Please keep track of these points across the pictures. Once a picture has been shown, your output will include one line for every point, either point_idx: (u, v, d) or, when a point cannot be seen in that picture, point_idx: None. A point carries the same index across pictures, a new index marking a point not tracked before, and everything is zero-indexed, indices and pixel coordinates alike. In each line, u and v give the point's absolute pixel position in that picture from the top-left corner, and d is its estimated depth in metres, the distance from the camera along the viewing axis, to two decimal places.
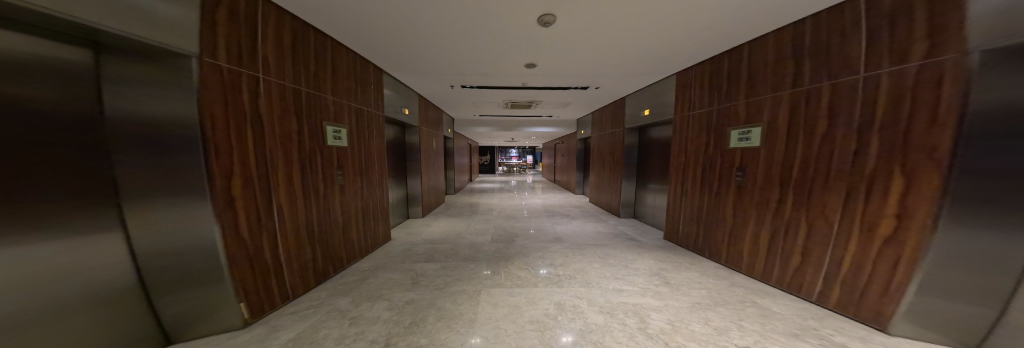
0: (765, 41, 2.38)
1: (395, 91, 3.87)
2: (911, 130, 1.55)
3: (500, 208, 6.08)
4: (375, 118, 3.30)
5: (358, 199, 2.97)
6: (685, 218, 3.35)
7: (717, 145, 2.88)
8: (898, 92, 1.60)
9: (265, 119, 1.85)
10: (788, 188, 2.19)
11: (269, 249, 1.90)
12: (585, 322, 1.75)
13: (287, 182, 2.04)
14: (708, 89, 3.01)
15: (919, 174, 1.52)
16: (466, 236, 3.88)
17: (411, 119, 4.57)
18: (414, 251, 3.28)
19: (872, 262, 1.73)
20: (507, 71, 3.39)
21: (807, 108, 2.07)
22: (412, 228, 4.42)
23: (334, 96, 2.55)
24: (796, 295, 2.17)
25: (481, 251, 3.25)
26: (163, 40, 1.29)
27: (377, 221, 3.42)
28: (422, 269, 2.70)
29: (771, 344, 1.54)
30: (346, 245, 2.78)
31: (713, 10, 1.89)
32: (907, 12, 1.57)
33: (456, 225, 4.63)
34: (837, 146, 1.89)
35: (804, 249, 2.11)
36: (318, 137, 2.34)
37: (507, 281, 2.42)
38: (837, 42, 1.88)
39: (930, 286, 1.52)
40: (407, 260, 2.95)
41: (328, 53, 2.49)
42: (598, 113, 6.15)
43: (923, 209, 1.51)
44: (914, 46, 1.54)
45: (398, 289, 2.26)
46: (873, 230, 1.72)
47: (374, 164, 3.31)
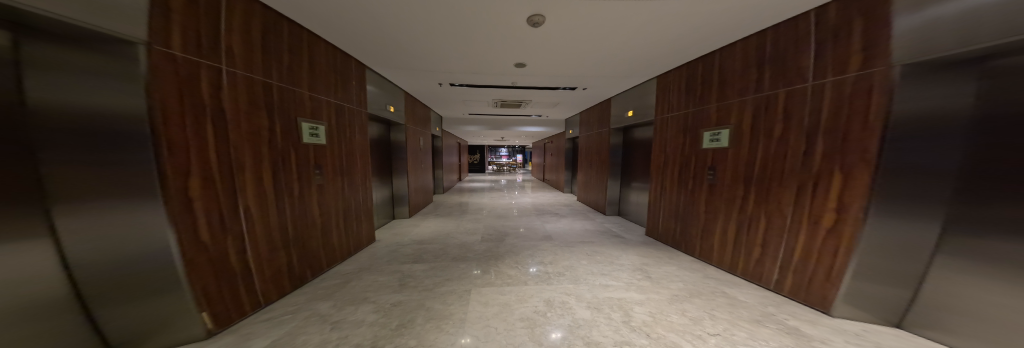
0: (733, 49, 2.54)
1: (380, 87, 3.74)
2: (849, 134, 1.72)
3: (490, 208, 6.04)
4: (357, 115, 3.17)
5: (338, 199, 2.84)
6: (664, 215, 3.50)
7: (692, 146, 3.03)
8: (839, 100, 1.77)
9: (230, 114, 1.72)
10: (751, 185, 2.36)
11: (235, 252, 1.78)
12: (573, 318, 1.79)
13: (257, 182, 1.91)
14: (685, 92, 3.16)
15: (854, 173, 1.70)
16: (455, 236, 3.83)
17: (398, 117, 4.43)
18: (400, 252, 3.19)
19: (818, 252, 1.90)
20: (496, 70, 3.37)
21: (767, 113, 2.23)
22: (399, 229, 4.30)
23: (310, 91, 2.42)
24: (757, 283, 2.34)
25: (471, 251, 3.23)
26: (113, 27, 1.19)
27: (360, 222, 3.29)
28: (411, 270, 2.64)
29: (738, 330, 1.66)
30: (324, 247, 2.65)
31: (688, 15, 1.98)
32: (847, 26, 1.74)
33: (446, 224, 4.56)
34: (791, 147, 2.06)
35: (764, 241, 2.28)
36: (293, 135, 2.21)
37: (496, 279, 2.42)
38: (793, 52, 2.05)
39: (863, 271, 1.71)
40: (393, 261, 2.88)
41: (305, 47, 2.36)
42: (585, 113, 6.29)
43: (857, 203, 1.70)
44: (852, 57, 1.71)
45: (384, 291, 2.19)
46: (817, 223, 1.90)
47: (356, 163, 3.17)
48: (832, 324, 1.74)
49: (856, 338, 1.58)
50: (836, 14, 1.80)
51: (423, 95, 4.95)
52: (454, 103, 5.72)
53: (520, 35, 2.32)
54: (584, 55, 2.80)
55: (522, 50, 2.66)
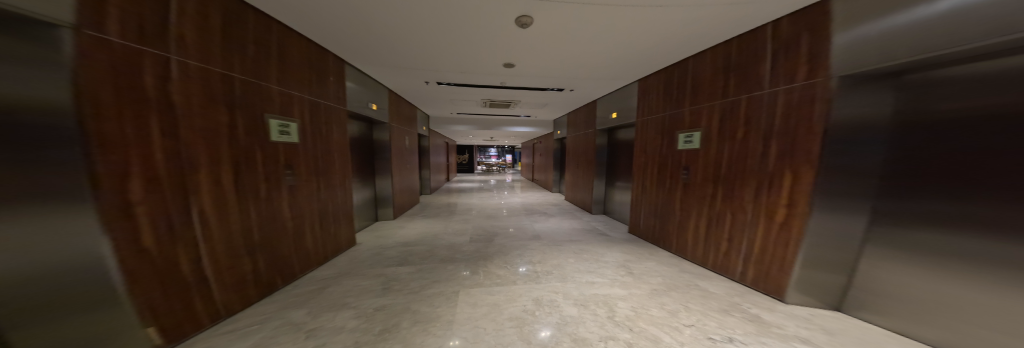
0: (703, 57, 2.70)
1: (361, 84, 3.59)
2: (797, 137, 1.91)
3: (479, 208, 6.00)
4: (336, 112, 3.03)
5: (312, 201, 2.68)
6: (646, 213, 3.64)
7: (668, 147, 3.19)
8: (790, 106, 1.95)
9: (181, 108, 1.56)
10: (719, 184, 2.53)
11: (189, 261, 1.61)
12: (561, 315, 1.82)
13: (214, 183, 1.75)
14: (663, 96, 3.32)
15: (802, 172, 1.89)
16: (443, 237, 3.75)
17: (381, 115, 4.28)
18: (384, 255, 3.08)
19: (774, 245, 2.08)
20: (484, 69, 3.33)
21: (732, 117, 2.40)
22: (384, 231, 4.14)
23: (280, 86, 2.27)
24: (725, 275, 2.51)
25: (459, 251, 3.18)
26: (38, 7, 1.04)
27: (338, 225, 3.14)
28: (396, 273, 2.55)
29: (710, 321, 1.76)
30: (298, 251, 2.49)
31: (663, 24, 2.09)
32: (796, 40, 1.93)
33: (434, 225, 4.46)
34: (750, 148, 2.23)
35: (730, 237, 2.44)
36: (259, 131, 2.06)
37: (485, 280, 2.40)
38: (753, 61, 2.23)
39: (809, 260, 1.90)
40: (376, 265, 2.77)
41: (274, 39, 2.21)
42: (572, 115, 6.42)
43: (803, 199, 1.88)
44: (802, 68, 1.89)
45: (366, 296, 2.11)
46: (772, 218, 2.08)
47: (334, 162, 3.01)
48: (787, 311, 1.91)
49: (806, 323, 1.75)
50: (788, 28, 1.99)
51: (408, 93, 4.81)
52: (441, 102, 5.62)
53: (505, 35, 2.31)
54: (568, 56, 2.85)
55: (507, 50, 2.65)
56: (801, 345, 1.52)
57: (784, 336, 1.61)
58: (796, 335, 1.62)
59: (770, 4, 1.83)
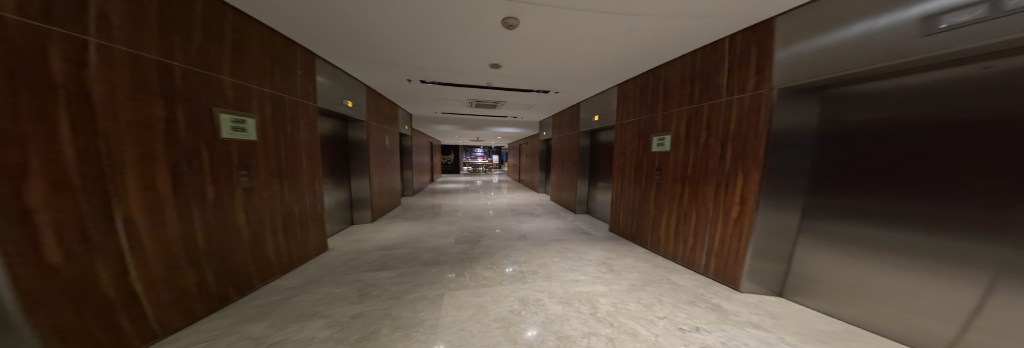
0: (672, 66, 2.90)
1: (334, 79, 3.37)
2: (747, 141, 2.13)
3: (465, 209, 5.90)
4: (303, 108, 2.82)
5: (274, 204, 2.45)
6: (624, 211, 3.81)
7: (643, 149, 3.38)
8: (743, 113, 2.16)
9: (104, 99, 1.32)
10: (685, 184, 2.73)
11: (111, 276, 1.37)
12: (546, 314, 1.84)
13: (144, 186, 1.50)
14: (639, 101, 3.50)
15: (751, 173, 2.11)
16: (426, 239, 3.64)
17: (357, 112, 4.05)
18: (361, 260, 2.92)
19: (730, 238, 2.29)
20: (468, 68, 3.27)
21: (696, 123, 2.60)
22: (362, 235, 3.92)
23: (232, 78, 2.04)
24: (691, 268, 2.69)
25: (444, 254, 3.10)
26: None
27: (307, 228, 2.92)
28: (375, 278, 2.43)
29: (680, 312, 1.88)
30: (254, 259, 2.27)
31: (637, 32, 2.22)
32: (747, 54, 2.15)
33: (417, 228, 4.31)
34: (710, 151, 2.44)
35: (696, 233, 2.62)
36: (204, 127, 1.84)
37: (472, 282, 2.36)
38: (712, 71, 2.44)
39: (758, 251, 2.14)
40: (353, 270, 2.61)
41: (228, 26, 2.01)
42: (557, 117, 6.55)
43: (752, 197, 2.11)
44: (753, 79, 2.09)
45: (341, 303, 1.98)
46: (728, 214, 2.29)
47: (300, 163, 2.79)
48: (742, 299, 2.10)
49: (756, 309, 1.94)
50: (740, 43, 2.20)
51: (388, 91, 4.61)
52: (425, 101, 5.45)
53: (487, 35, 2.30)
54: (550, 59, 2.90)
55: (490, 50, 2.64)
56: (753, 330, 1.68)
57: (739, 321, 1.77)
58: (749, 320, 1.78)
59: (729, 20, 2.00)
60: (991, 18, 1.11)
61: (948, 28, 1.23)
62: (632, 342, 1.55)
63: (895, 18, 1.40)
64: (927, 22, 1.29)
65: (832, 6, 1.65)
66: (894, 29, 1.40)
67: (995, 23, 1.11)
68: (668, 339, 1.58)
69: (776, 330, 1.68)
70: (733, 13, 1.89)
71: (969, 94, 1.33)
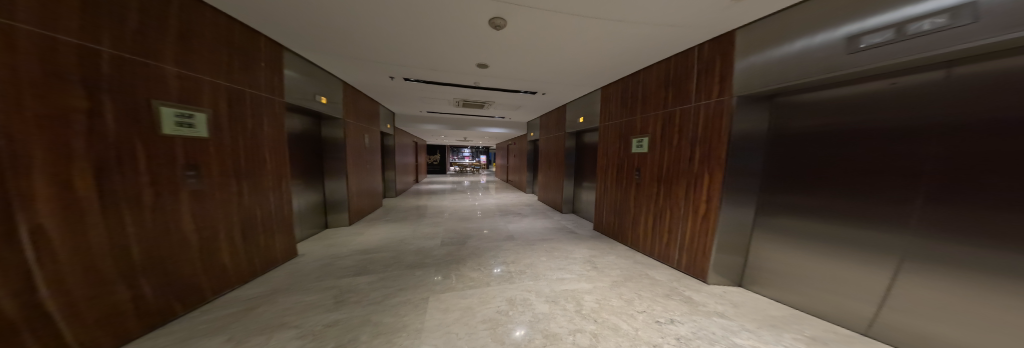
0: (649, 72, 3.07)
1: (305, 71, 3.14)
2: (712, 143, 2.30)
3: (451, 210, 5.78)
4: (267, 102, 2.59)
5: (230, 206, 2.21)
6: (607, 210, 3.95)
7: (624, 150, 3.54)
8: (708, 118, 2.34)
9: (3, 86, 1.09)
10: (660, 183, 2.89)
11: (12, 296, 1.14)
12: (534, 313, 1.85)
13: (60, 189, 1.28)
14: (620, 105, 3.66)
15: (715, 173, 2.28)
16: (410, 242, 3.50)
17: (332, 108, 3.80)
18: (337, 265, 2.74)
19: (698, 234, 2.46)
20: (455, 67, 3.22)
21: (670, 126, 2.77)
22: (339, 238, 3.68)
23: (178, 66, 1.81)
24: (665, 263, 2.85)
25: (429, 256, 3.01)
26: None
27: (271, 233, 2.68)
28: (353, 284, 2.29)
29: (657, 306, 1.99)
30: (206, 268, 2.03)
31: (615, 39, 2.33)
32: (712, 63, 2.33)
33: (401, 230, 4.12)
34: (681, 152, 2.62)
35: (670, 230, 2.79)
36: (144, 121, 1.61)
37: (458, 283, 2.31)
38: (682, 78, 2.62)
39: (721, 244, 2.32)
40: (327, 277, 2.43)
41: (172, 8, 1.78)
42: (544, 118, 6.62)
43: (716, 195, 2.28)
44: (718, 87, 2.27)
45: (313, 312, 1.84)
46: (696, 211, 2.46)
47: (263, 160, 2.55)
48: (710, 290, 2.26)
49: (721, 299, 2.10)
50: (705, 52, 2.39)
51: (367, 87, 4.37)
52: (408, 100, 5.26)
53: (471, 34, 2.28)
54: (534, 60, 2.93)
55: (474, 50, 2.62)
56: (719, 319, 1.82)
57: (707, 312, 1.91)
58: (716, 311, 1.93)
59: (697, 31, 2.15)
60: (898, 40, 1.34)
61: (866, 47, 1.45)
62: (615, 337, 1.60)
63: (824, 36, 1.63)
64: (849, 41, 1.52)
65: (780, 23, 1.86)
66: (825, 46, 1.62)
67: (901, 45, 1.34)
68: (647, 333, 1.65)
69: (738, 318, 1.83)
70: (702, 24, 2.02)
71: (883, 104, 1.58)
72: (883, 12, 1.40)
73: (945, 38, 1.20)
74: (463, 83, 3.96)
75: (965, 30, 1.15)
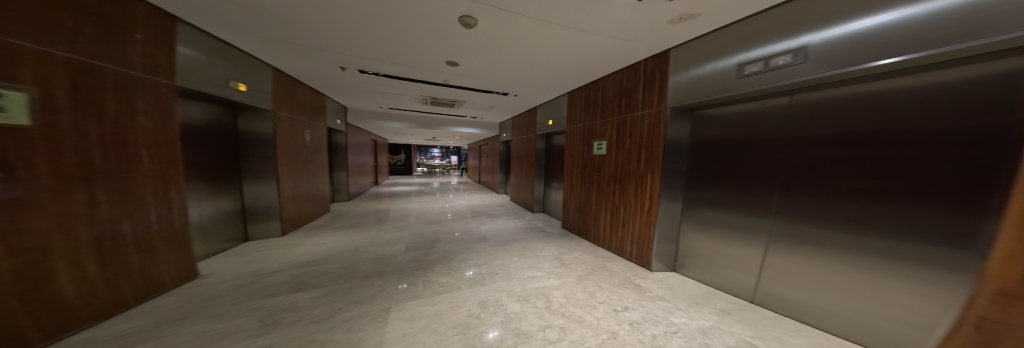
0: (607, 81, 3.39)
1: (207, 47, 2.49)
2: (653, 147, 2.66)
3: (418, 213, 5.37)
4: (142, 81, 1.96)
5: (71, 219, 1.58)
6: (574, 209, 4.17)
7: (586, 152, 3.83)
8: (652, 125, 2.70)
9: None
10: (617, 181, 3.20)
11: None
12: (506, 313, 1.83)
13: None
14: (582, 110, 3.95)
15: (655, 173, 2.64)
16: (367, 251, 3.07)
17: (253, 94, 3.10)
18: (260, 285, 2.21)
19: (645, 227, 2.79)
20: (422, 63, 3.04)
21: (623, 131, 3.10)
22: (266, 253, 3.01)
23: None
24: (621, 255, 3.15)
25: (391, 263, 2.72)
26: None
27: (148, 252, 2.01)
28: (290, 301, 1.93)
29: (614, 295, 2.17)
30: (26, 308, 1.41)
31: (574, 49, 2.52)
32: (654, 77, 2.68)
33: (354, 237, 3.61)
34: (632, 154, 2.95)
35: (624, 224, 3.09)
36: None
37: (425, 290, 2.15)
38: (632, 89, 2.96)
39: (663, 235, 2.69)
40: (250, 298, 1.98)
41: None
42: (516, 120, 6.71)
43: (655, 192, 2.63)
44: (657, 99, 2.63)
45: (229, 342, 1.46)
46: (644, 206, 2.79)
47: (137, 154, 1.93)
48: (653, 277, 2.58)
49: (662, 284, 2.43)
50: (649, 67, 2.74)
51: (306, 76, 3.73)
52: (361, 93, 4.70)
53: (432, 30, 2.18)
54: (500, 62, 2.96)
55: (436, 46, 2.52)
56: (660, 302, 2.08)
57: (652, 296, 2.18)
58: (659, 295, 2.21)
59: (642, 46, 2.46)
60: (766, 70, 1.81)
61: (748, 74, 1.91)
62: (580, 329, 1.69)
63: (723, 63, 2.09)
64: (738, 68, 1.98)
65: (694, 48, 2.29)
66: (724, 71, 2.07)
67: (767, 74, 1.81)
68: (608, 322, 1.78)
69: (674, 299, 2.14)
70: (646, 40, 2.32)
71: (762, 118, 2.08)
72: (756, 48, 1.88)
73: (790, 71, 1.68)
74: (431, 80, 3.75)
75: (801, 66, 1.63)
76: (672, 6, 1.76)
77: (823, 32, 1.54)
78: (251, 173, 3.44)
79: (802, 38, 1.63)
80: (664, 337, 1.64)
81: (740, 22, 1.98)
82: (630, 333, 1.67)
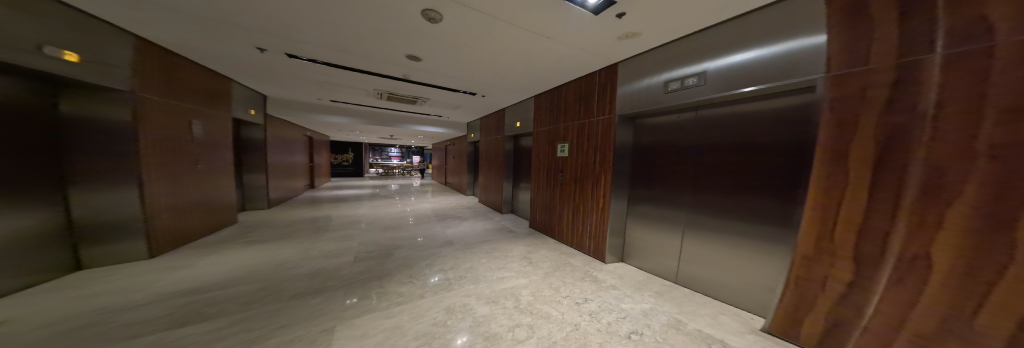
0: (566, 88, 3.58)
1: None
2: (604, 150, 2.96)
3: (372, 219, 4.79)
4: None
5: None
6: (540, 210, 4.27)
7: (549, 155, 3.99)
8: (604, 131, 2.97)
9: None
10: (576, 182, 3.43)
11: None
12: (474, 318, 1.79)
13: None
14: (545, 114, 4.08)
15: (606, 174, 2.96)
16: (303, 265, 2.63)
17: (82, 63, 2.11)
18: (101, 332, 1.52)
19: (600, 222, 3.07)
20: (375, 54, 2.73)
21: (580, 135, 3.32)
22: (119, 283, 2.13)
23: None
24: (580, 250, 3.38)
25: (335, 276, 2.40)
26: None
27: None
28: (170, 338, 1.48)
29: (575, 289, 2.29)
30: None
31: (535, 55, 2.60)
32: (605, 87, 2.96)
33: (276, 255, 2.91)
34: (587, 157, 3.21)
35: (583, 221, 3.33)
36: None
37: (382, 302, 1.97)
38: (587, 97, 3.21)
39: (614, 229, 2.99)
40: (95, 343, 1.42)
41: None
42: (484, 120, 6.59)
43: (605, 190, 2.97)
44: (610, 106, 2.90)
45: None
46: (599, 204, 3.06)
47: None
48: (605, 268, 2.85)
49: (613, 274, 2.69)
50: (601, 77, 3.00)
51: (190, 51, 2.82)
52: (284, 80, 3.83)
53: (386, 23, 2.06)
54: (461, 61, 2.86)
55: (391, 38, 2.34)
56: (613, 291, 2.29)
57: (607, 286, 2.38)
58: (612, 284, 2.43)
59: (597, 58, 2.68)
60: (682, 89, 2.19)
61: (671, 90, 2.28)
62: (547, 325, 1.73)
63: (654, 80, 2.44)
64: (664, 85, 2.35)
65: (632, 65, 2.64)
66: (654, 87, 2.43)
67: (682, 93, 2.20)
68: (571, 315, 1.87)
69: (623, 287, 2.38)
70: (601, 53, 2.53)
71: (684, 127, 2.50)
72: (675, 70, 2.26)
73: (696, 92, 2.09)
74: (389, 74, 3.42)
75: (703, 87, 2.04)
76: (621, 26, 1.97)
77: (716, 61, 1.96)
78: (89, 173, 2.41)
79: (702, 65, 2.05)
80: (617, 323, 1.79)
81: (663, 46, 2.35)
82: (589, 323, 1.78)
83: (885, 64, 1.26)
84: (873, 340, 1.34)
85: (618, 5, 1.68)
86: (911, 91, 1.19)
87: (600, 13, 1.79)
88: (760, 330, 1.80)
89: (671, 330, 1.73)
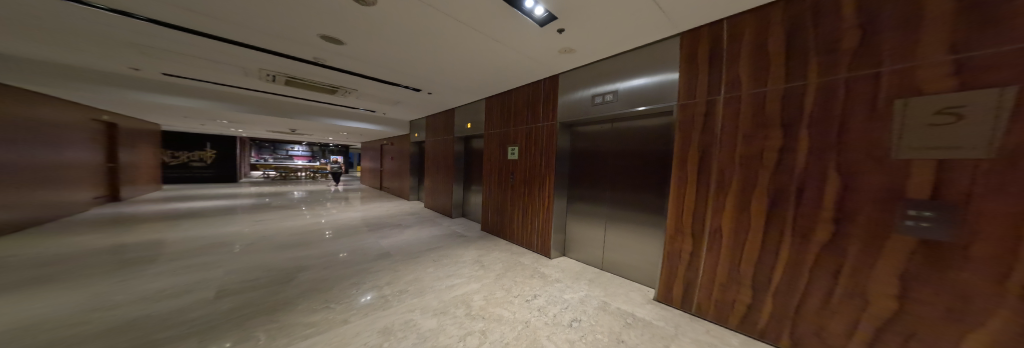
0: (516, 93, 3.78)
1: None
2: (548, 152, 3.27)
3: (262, 236, 3.46)
4: None
5: None
6: (491, 211, 4.24)
7: (499, 157, 4.07)
8: (547, 135, 3.28)
9: None
10: (525, 182, 3.59)
11: None
12: (419, 333, 1.52)
13: None
14: (496, 117, 4.17)
15: (549, 174, 3.25)
16: (104, 319, 1.57)
17: None
18: None
19: (545, 220, 3.30)
20: (271, 27, 2.11)
21: (528, 138, 3.54)
22: None
23: None
24: (529, 248, 3.53)
25: (180, 324, 1.54)
26: None
27: None
28: None
29: (526, 287, 2.29)
30: None
31: (482, 55, 2.64)
32: (548, 94, 3.30)
33: (15, 315, 1.59)
34: (534, 159, 3.44)
35: (531, 219, 3.49)
36: None
37: (277, 341, 1.40)
38: (533, 104, 3.50)
39: (558, 224, 3.27)
40: None
41: None
42: (430, 118, 6.07)
43: (549, 189, 3.25)
44: (552, 114, 3.24)
45: None
46: (545, 202, 3.30)
47: None
48: (549, 263, 3.05)
49: (556, 267, 2.91)
50: (547, 86, 3.33)
51: None
52: (60, 35, 2.34)
53: None
54: (395, 52, 2.58)
55: (286, 11, 1.86)
56: (558, 284, 2.44)
57: (552, 280, 2.51)
58: (554, 277, 2.60)
59: (542, 67, 2.99)
60: (603, 103, 2.68)
61: (596, 104, 2.75)
62: (499, 327, 1.64)
63: (584, 93, 2.89)
64: (590, 98, 2.81)
65: (568, 79, 3.06)
66: (583, 99, 2.89)
67: (602, 107, 2.69)
68: (522, 314, 1.84)
69: (565, 279, 2.58)
70: (546, 63, 2.85)
71: (607, 135, 3.02)
72: (598, 86, 2.75)
73: (611, 107, 2.61)
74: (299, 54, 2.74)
75: (615, 103, 2.56)
76: (560, 40, 2.29)
77: (624, 83, 2.48)
78: None
79: (615, 86, 2.56)
80: (561, 313, 1.90)
81: (590, 65, 2.82)
82: (538, 318, 1.80)
83: (701, 99, 1.95)
84: (706, 289, 1.95)
85: (560, 21, 1.93)
86: (712, 118, 1.90)
87: (545, 25, 2.01)
88: (653, 300, 2.25)
89: (600, 313, 1.97)
